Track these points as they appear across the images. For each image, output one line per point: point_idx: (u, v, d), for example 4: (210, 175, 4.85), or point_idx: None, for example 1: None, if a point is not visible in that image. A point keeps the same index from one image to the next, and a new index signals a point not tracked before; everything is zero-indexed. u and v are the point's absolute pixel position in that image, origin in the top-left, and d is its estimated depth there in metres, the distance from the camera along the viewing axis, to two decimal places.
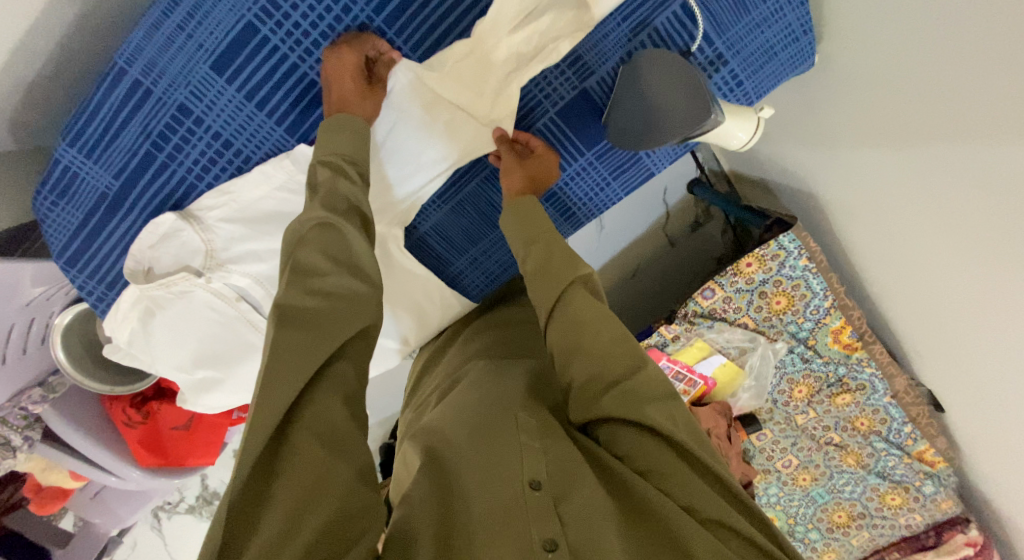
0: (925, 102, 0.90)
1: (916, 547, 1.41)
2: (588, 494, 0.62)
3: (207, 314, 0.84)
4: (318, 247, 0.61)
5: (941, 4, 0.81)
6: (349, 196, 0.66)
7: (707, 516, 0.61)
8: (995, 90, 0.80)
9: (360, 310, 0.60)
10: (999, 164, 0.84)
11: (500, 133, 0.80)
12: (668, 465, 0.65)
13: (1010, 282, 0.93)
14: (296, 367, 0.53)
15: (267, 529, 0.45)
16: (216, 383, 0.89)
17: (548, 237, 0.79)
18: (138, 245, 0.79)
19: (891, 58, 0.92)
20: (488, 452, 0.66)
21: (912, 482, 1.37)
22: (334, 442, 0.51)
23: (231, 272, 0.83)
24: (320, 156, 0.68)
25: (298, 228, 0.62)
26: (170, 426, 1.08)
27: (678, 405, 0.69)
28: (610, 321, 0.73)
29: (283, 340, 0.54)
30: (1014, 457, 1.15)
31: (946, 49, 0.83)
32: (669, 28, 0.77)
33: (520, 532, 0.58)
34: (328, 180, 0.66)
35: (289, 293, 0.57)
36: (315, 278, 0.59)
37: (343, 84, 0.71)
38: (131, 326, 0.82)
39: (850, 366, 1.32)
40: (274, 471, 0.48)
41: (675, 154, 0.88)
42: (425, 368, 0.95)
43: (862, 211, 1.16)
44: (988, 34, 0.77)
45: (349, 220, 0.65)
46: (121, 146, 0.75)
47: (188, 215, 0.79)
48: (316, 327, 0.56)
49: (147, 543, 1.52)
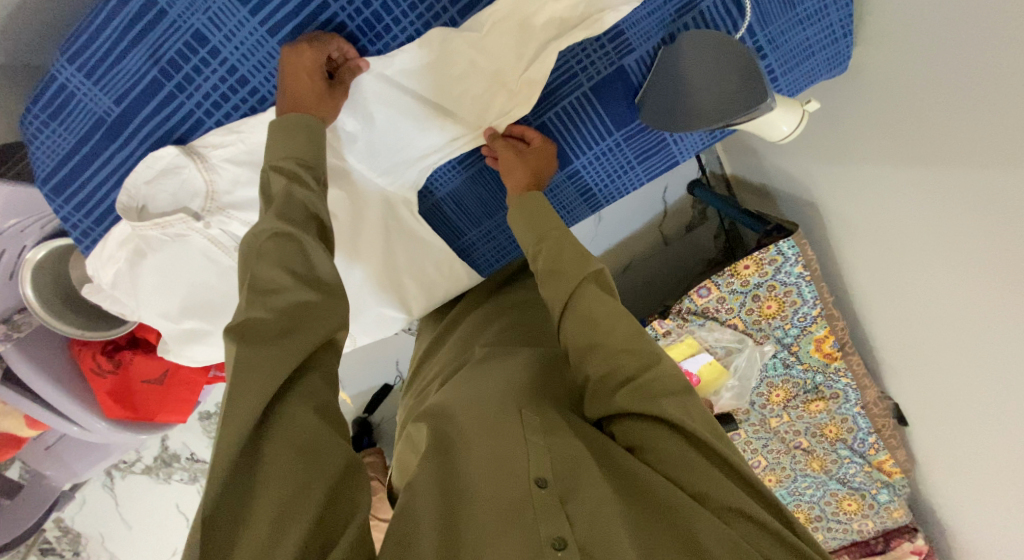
0: (938, 119, 0.91)
1: (866, 551, 1.50)
2: (599, 482, 0.61)
3: (201, 262, 0.79)
4: (277, 259, 0.55)
5: (969, 23, 0.82)
6: (309, 203, 0.61)
7: (721, 504, 0.60)
8: (1007, 113, 0.81)
9: (326, 317, 0.55)
10: (1000, 186, 0.86)
11: (493, 132, 0.79)
12: (681, 458, 0.64)
13: (994, 306, 0.96)
14: (274, 369, 0.49)
15: (253, 539, 0.43)
16: (203, 336, 0.84)
17: (557, 234, 0.76)
18: (132, 179, 0.73)
19: (911, 74, 0.93)
20: (495, 443, 0.65)
21: (869, 489, 1.43)
22: (313, 450, 0.49)
23: (231, 219, 0.78)
24: (273, 161, 0.63)
25: (254, 237, 0.57)
26: (143, 379, 1.02)
27: (691, 398, 0.68)
28: (624, 318, 0.71)
29: (258, 347, 0.50)
30: (968, 469, 1.21)
31: (966, 69, 0.85)
32: (714, 14, 0.77)
33: (526, 533, 0.55)
34: (283, 188, 0.61)
35: (247, 311, 0.52)
36: (275, 296, 0.53)
37: (299, 83, 0.67)
38: (117, 267, 0.77)
39: (827, 374, 1.32)
40: (249, 481, 0.46)
41: (703, 143, 0.86)
42: (428, 350, 0.98)
43: (857, 224, 1.18)
44: (1010, 60, 0.78)
45: (306, 229, 0.59)
46: (126, 69, 0.69)
47: (191, 151, 0.73)
48: (296, 332, 0.53)
49: (98, 501, 1.45)
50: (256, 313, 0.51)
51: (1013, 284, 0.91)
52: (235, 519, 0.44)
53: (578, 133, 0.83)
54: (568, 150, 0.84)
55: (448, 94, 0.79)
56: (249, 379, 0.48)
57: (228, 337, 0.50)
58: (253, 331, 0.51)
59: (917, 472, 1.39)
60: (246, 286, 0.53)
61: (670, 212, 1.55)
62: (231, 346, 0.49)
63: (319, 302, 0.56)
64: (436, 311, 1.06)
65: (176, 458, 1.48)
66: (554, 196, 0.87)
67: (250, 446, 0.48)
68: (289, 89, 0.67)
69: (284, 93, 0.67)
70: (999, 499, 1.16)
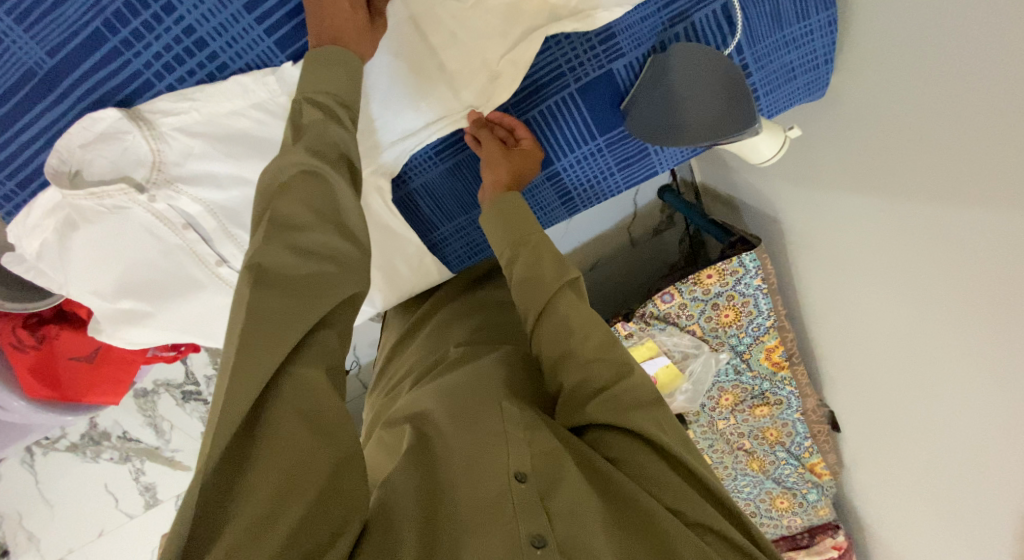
0: (896, 147, 0.92)
1: (791, 545, 1.53)
2: (578, 483, 0.59)
3: (144, 238, 0.72)
4: (301, 196, 0.52)
5: (933, 55, 0.81)
6: (343, 143, 0.58)
7: (693, 519, 0.59)
8: (959, 149, 0.82)
9: (346, 270, 0.53)
10: (951, 220, 0.87)
11: (477, 116, 0.74)
12: (653, 470, 0.62)
13: (934, 334, 0.98)
14: (284, 330, 0.47)
15: (245, 516, 0.41)
16: (142, 318, 0.77)
17: (537, 239, 0.74)
18: (65, 142, 0.65)
19: (878, 104, 0.93)
20: (474, 441, 0.63)
21: (800, 489, 1.45)
22: (320, 421, 0.47)
23: (180, 194, 0.71)
24: (310, 92, 0.59)
25: (278, 169, 0.54)
26: (70, 356, 0.93)
27: (663, 410, 0.66)
28: (598, 326, 0.70)
29: (271, 306, 0.47)
30: (894, 479, 1.27)
31: (926, 101, 0.85)
32: (704, 27, 0.74)
33: (505, 534, 0.53)
34: (317, 120, 0.58)
35: (266, 249, 0.49)
36: (296, 234, 0.51)
37: (339, 17, 0.62)
38: (44, 237, 0.69)
39: (773, 382, 1.34)
40: (247, 452, 0.43)
41: (683, 156, 0.85)
42: (397, 344, 0.96)
43: (815, 243, 1.19)
44: (971, 102, 0.78)
45: (338, 169, 0.57)
46: (64, 16, 0.62)
47: (137, 115, 0.66)
48: (303, 294, 0.49)
49: (14, 478, 1.34)
50: (276, 253, 0.49)
51: (951, 317, 0.94)
52: (230, 489, 0.42)
53: (561, 134, 0.79)
54: (550, 150, 0.80)
55: (424, 79, 0.74)
56: (257, 331, 0.45)
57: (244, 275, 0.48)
58: (269, 273, 0.48)
59: (845, 477, 1.44)
60: (267, 221, 0.50)
61: (639, 214, 1.53)
62: (248, 282, 0.47)
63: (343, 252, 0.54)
64: (403, 304, 1.03)
65: (106, 436, 1.38)
66: (530, 197, 0.84)
67: (249, 412, 0.45)
68: (328, 20, 0.62)
69: (320, 22, 0.62)
70: (920, 511, 1.22)
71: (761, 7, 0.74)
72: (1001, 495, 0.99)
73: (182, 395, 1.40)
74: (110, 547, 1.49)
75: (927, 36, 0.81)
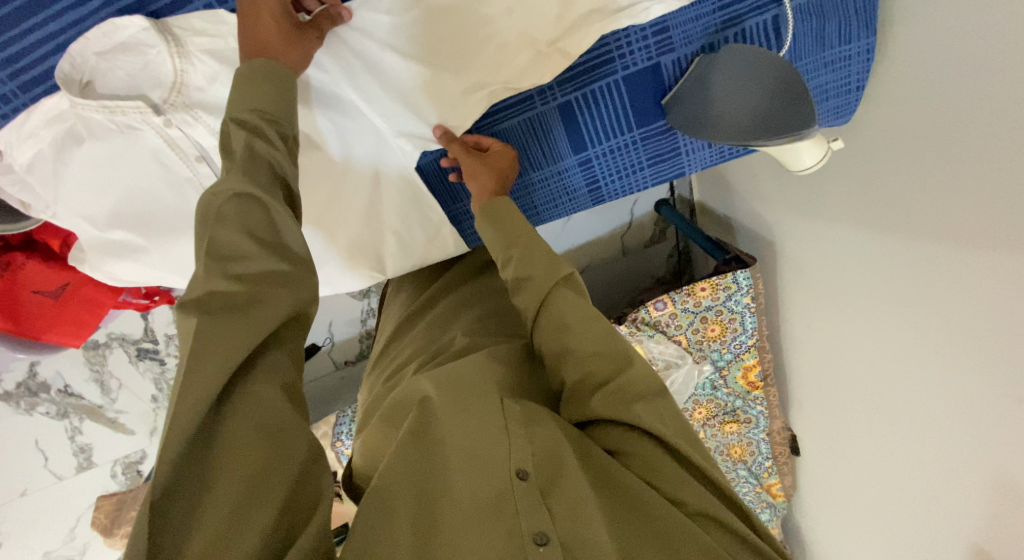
0: (899, 185, 0.94)
1: None
2: (578, 477, 0.56)
3: (150, 163, 0.69)
4: (236, 224, 0.50)
5: (945, 103, 0.84)
6: (274, 162, 0.55)
7: (695, 509, 0.57)
8: (960, 196, 0.85)
9: (296, 287, 0.52)
10: (943, 261, 0.90)
11: (442, 130, 0.75)
12: (655, 461, 0.60)
13: (910, 370, 1.02)
14: (228, 352, 0.45)
15: (210, 528, 0.41)
16: (135, 253, 0.77)
17: (525, 239, 0.74)
18: (82, 47, 0.60)
19: (880, 144, 0.96)
20: (472, 420, 0.61)
21: (754, 508, 1.44)
22: (277, 429, 0.46)
23: (197, 122, 0.67)
24: (230, 112, 0.55)
25: (210, 197, 0.51)
26: (34, 290, 0.85)
27: (665, 402, 0.64)
28: (596, 319, 0.68)
29: (212, 328, 0.46)
30: (847, 507, 1.30)
31: (933, 142, 0.87)
32: (754, 35, 0.76)
33: (506, 533, 0.51)
34: (239, 137, 0.54)
35: (206, 281, 0.47)
36: (236, 262, 0.49)
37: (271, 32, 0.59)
38: (39, 147, 0.64)
39: (745, 400, 1.35)
40: (207, 469, 0.43)
41: (713, 160, 0.88)
42: (399, 328, 0.96)
43: (805, 269, 1.21)
44: (982, 149, 0.80)
45: (271, 192, 0.54)
46: None
47: (164, 29, 0.61)
48: (249, 316, 0.48)
49: None
50: (216, 285, 0.47)
51: (929, 353, 0.97)
52: (195, 499, 0.42)
53: (600, 122, 0.80)
54: (586, 136, 0.82)
55: (467, 45, 0.70)
56: (212, 360, 0.45)
57: (185, 311, 0.46)
58: (208, 302, 0.47)
59: (797, 500, 1.47)
60: (202, 251, 0.48)
61: (633, 225, 1.56)
62: (188, 321, 0.46)
63: (287, 272, 0.52)
64: (421, 271, 1.03)
65: (45, 388, 1.24)
66: (559, 180, 0.86)
67: (209, 416, 0.45)
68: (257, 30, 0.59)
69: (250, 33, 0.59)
70: (870, 539, 1.25)
71: (808, 26, 0.76)
72: (954, 524, 1.04)
73: (137, 352, 1.29)
74: (31, 508, 1.37)
75: (941, 84, 0.84)
